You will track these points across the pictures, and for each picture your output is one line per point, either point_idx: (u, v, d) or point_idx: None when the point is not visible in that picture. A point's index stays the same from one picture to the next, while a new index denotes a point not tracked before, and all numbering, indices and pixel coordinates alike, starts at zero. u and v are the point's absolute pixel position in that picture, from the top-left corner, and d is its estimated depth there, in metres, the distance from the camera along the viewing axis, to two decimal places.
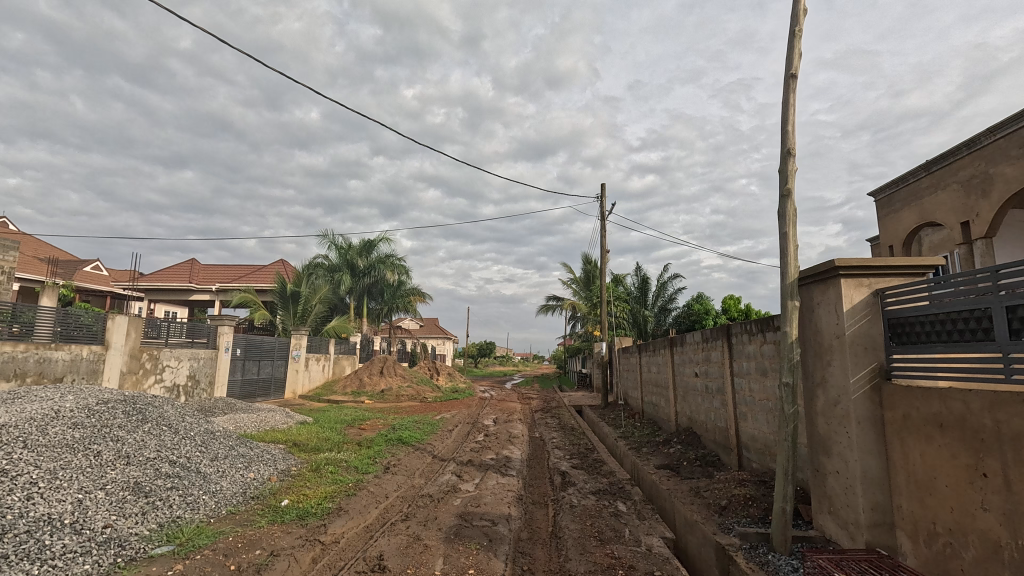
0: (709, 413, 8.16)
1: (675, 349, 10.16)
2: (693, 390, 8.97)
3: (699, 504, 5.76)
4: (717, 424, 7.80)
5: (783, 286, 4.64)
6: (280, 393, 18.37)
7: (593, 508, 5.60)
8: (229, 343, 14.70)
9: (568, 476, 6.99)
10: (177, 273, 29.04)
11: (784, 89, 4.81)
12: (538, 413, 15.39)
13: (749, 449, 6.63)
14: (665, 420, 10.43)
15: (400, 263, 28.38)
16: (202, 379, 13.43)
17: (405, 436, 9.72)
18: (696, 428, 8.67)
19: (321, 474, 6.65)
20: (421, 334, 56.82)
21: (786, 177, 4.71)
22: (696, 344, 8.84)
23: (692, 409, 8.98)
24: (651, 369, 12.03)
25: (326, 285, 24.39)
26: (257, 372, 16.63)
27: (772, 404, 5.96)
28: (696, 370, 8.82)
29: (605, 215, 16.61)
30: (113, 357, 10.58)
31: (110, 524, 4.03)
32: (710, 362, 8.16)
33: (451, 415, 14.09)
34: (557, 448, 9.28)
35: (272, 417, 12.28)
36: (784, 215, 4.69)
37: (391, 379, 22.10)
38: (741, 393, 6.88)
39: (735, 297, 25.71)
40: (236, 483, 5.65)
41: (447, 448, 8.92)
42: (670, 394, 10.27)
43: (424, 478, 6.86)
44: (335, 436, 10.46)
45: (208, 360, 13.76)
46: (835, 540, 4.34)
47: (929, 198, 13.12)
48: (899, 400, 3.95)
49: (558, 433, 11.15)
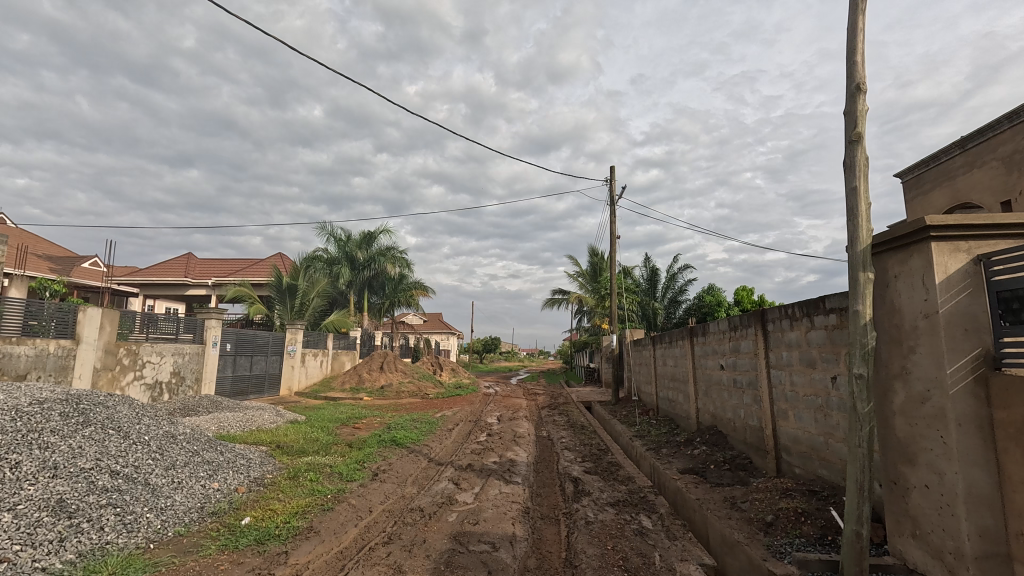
0: (737, 410, 7.28)
1: (695, 340, 9.26)
2: (718, 384, 8.08)
3: (738, 519, 4.88)
4: (747, 423, 6.92)
5: (853, 254, 3.73)
6: (275, 390, 17.65)
7: (612, 527, 4.72)
8: (217, 337, 13.93)
9: (581, 484, 6.09)
10: (174, 268, 28.35)
11: (851, 13, 3.90)
12: (545, 409, 14.57)
13: (790, 452, 5.75)
14: (685, 418, 9.53)
15: (401, 256, 27.57)
16: (188, 375, 12.66)
17: (399, 437, 8.85)
18: (722, 426, 7.81)
19: (298, 484, 5.80)
20: (424, 330, 56.06)
21: (856, 118, 3.78)
22: (720, 334, 7.97)
23: (717, 405, 8.10)
24: (667, 362, 11.14)
25: (324, 279, 23.63)
26: (250, 368, 15.89)
27: (822, 402, 5.10)
28: (721, 362, 7.94)
29: (615, 200, 15.68)
30: (85, 352, 9.78)
31: (7, 559, 3.21)
32: (738, 352, 7.29)
33: (452, 413, 13.30)
34: (567, 449, 8.38)
35: (262, 416, 11.46)
36: (852, 166, 3.77)
37: (392, 374, 21.34)
38: (779, 388, 5.99)
39: (747, 288, 24.72)
40: (192, 498, 4.80)
41: (444, 450, 8.03)
42: (689, 389, 9.39)
43: (417, 488, 5.98)
44: (325, 436, 9.63)
45: (195, 356, 12.99)
46: (922, 572, 3.46)
47: (964, 178, 12.10)
48: (1017, 396, 3.02)
49: (567, 432, 10.28)
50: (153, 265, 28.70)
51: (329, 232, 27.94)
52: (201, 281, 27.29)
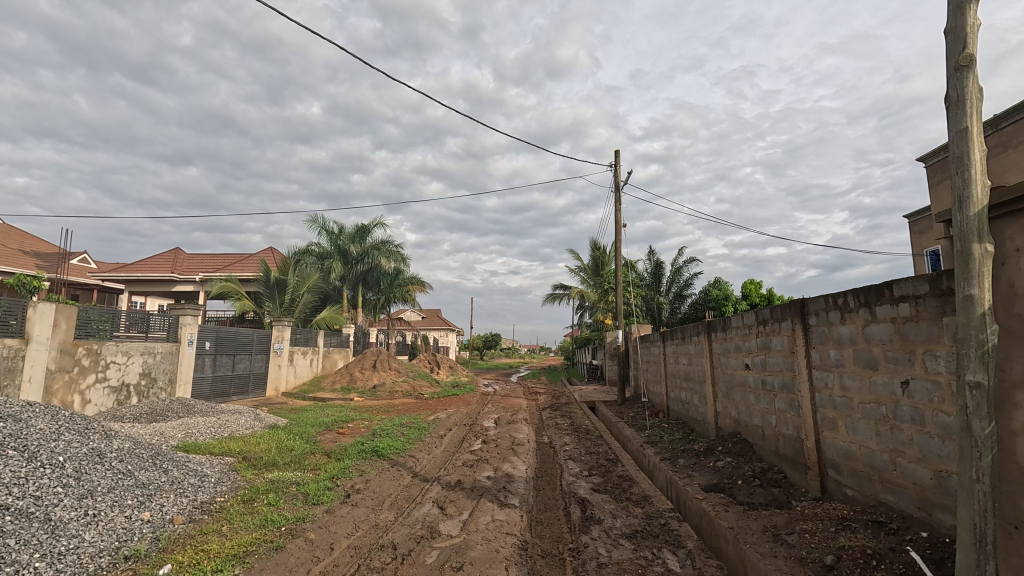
0: (767, 416, 6.34)
1: (713, 336, 8.31)
2: (742, 386, 7.14)
3: (786, 558, 3.92)
4: (781, 432, 6.00)
5: (963, 220, 2.74)
6: (261, 391, 16.75)
7: (630, 571, 3.77)
8: (193, 335, 13.00)
9: (588, 508, 5.14)
10: (161, 263, 27.35)
11: None
12: (546, 410, 13.67)
13: (839, 470, 4.84)
14: (702, 423, 8.58)
15: (397, 249, 26.54)
16: (160, 377, 11.73)
17: (383, 446, 7.87)
18: (748, 434, 6.88)
19: (250, 512, 4.83)
20: (423, 326, 54.98)
21: (965, 38, 2.80)
22: (744, 328, 7.03)
23: (740, 410, 7.17)
24: (679, 360, 10.21)
25: (316, 274, 22.70)
26: (232, 368, 14.98)
27: (888, 412, 4.17)
28: (746, 361, 6.99)
29: (620, 186, 14.62)
30: (35, 353, 8.83)
31: None
32: (767, 350, 6.34)
33: (446, 415, 12.32)
34: (571, 460, 7.42)
35: (239, 420, 10.53)
36: (960, 102, 2.79)
37: (385, 373, 20.42)
38: (824, 392, 5.04)
39: (756, 281, 23.69)
40: (106, 536, 3.85)
41: (432, 462, 7.07)
42: (707, 390, 8.45)
43: (395, 515, 5.03)
44: (302, 445, 8.66)
45: (168, 355, 12.05)
46: None
47: (997, 159, 11.08)
48: None
49: (570, 438, 9.30)
50: (140, 260, 27.72)
51: (320, 225, 26.99)
52: (189, 277, 26.32)
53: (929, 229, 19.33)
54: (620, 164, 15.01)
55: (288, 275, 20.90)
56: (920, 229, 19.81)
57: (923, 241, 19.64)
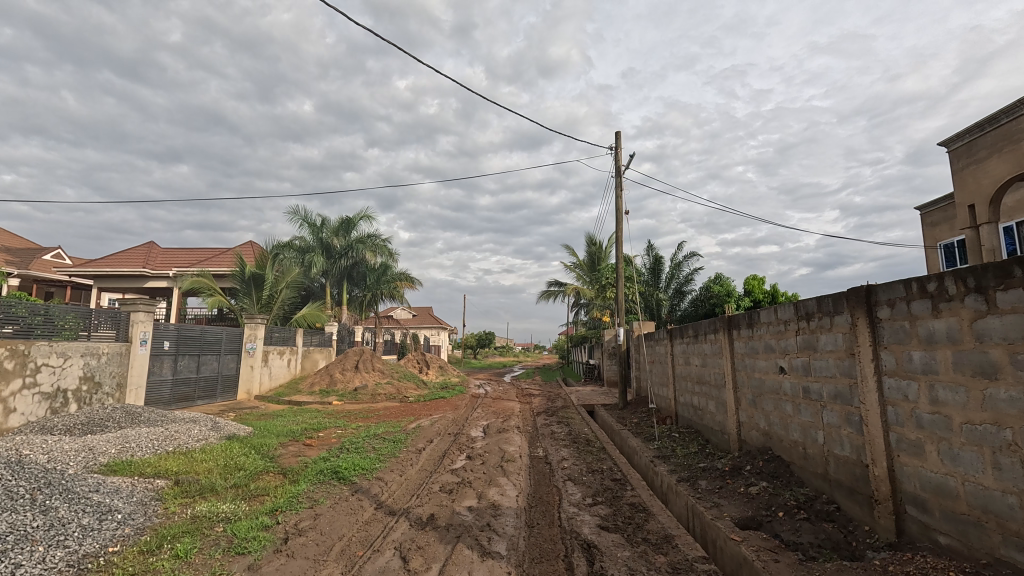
0: (811, 432, 5.22)
1: (735, 334, 7.17)
2: (775, 394, 5.98)
3: None
4: (831, 452, 4.87)
5: None
6: (231, 394, 15.43)
7: None
8: (147, 333, 11.69)
9: (597, 561, 3.94)
10: (133, 257, 25.87)
11: None
12: (541, 416, 12.51)
13: (926, 509, 3.69)
14: (721, 434, 7.46)
15: (383, 243, 25.23)
16: (106, 381, 10.42)
17: (346, 466, 6.58)
18: (784, 450, 5.74)
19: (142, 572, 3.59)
20: (413, 324, 53.60)
21: None
22: (778, 324, 5.87)
23: (772, 421, 6.03)
24: (690, 362, 9.04)
25: (296, 268, 21.37)
26: (196, 370, 13.70)
27: (1015, 437, 3.03)
28: (781, 364, 5.84)
29: (621, 170, 13.38)
30: None
31: None
32: (811, 350, 5.18)
33: (429, 422, 11.12)
34: (571, 482, 6.22)
35: (193, 431, 9.23)
36: None
37: (368, 375, 19.04)
38: (902, 406, 3.89)
39: (758, 277, 22.62)
40: None
41: (404, 486, 5.85)
42: (726, 398, 7.31)
43: (342, 570, 3.80)
44: (255, 462, 7.39)
45: (116, 357, 10.74)
46: None
47: None
48: None
49: (569, 451, 8.08)
50: (112, 254, 26.25)
51: (302, 217, 25.59)
52: (164, 273, 24.85)
53: (943, 220, 18.39)
54: (622, 147, 13.77)
55: (265, 270, 19.55)
56: (933, 221, 18.86)
57: (936, 233, 18.73)
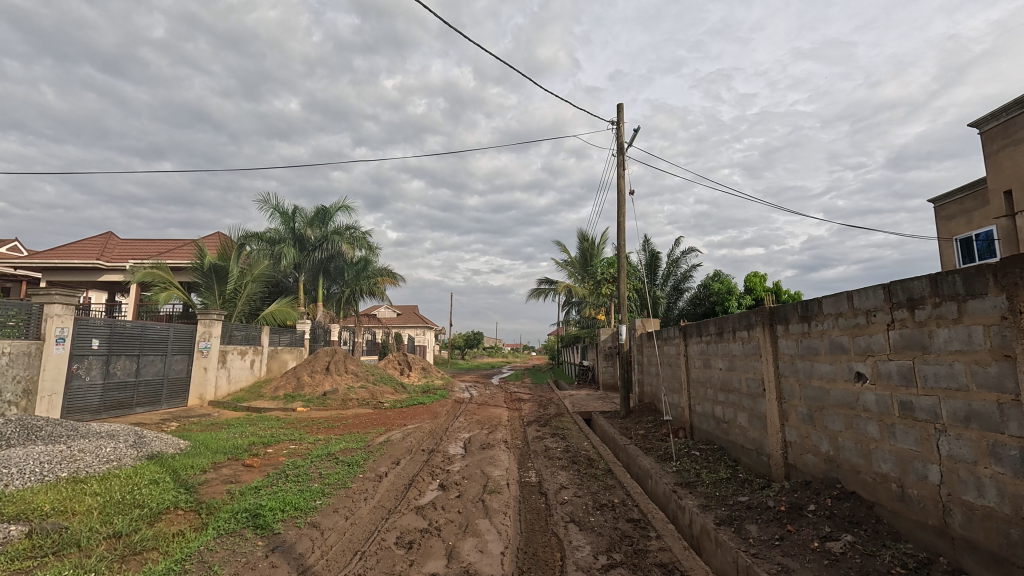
0: (915, 464, 3.71)
1: (780, 331, 5.67)
2: (847, 409, 4.49)
3: None
4: (956, 496, 3.36)
5: None
6: (179, 400, 13.64)
7: None
8: (65, 330, 9.90)
9: None
10: (87, 248, 23.82)
11: None
12: (533, 427, 10.94)
13: None
14: (758, 456, 5.98)
15: (361, 235, 23.45)
16: (7, 388, 8.63)
17: (275, 503, 4.93)
18: (864, 487, 4.25)
19: None
20: (398, 323, 51.69)
21: None
22: (854, 317, 4.38)
23: (842, 445, 4.54)
24: (710, 365, 7.53)
25: (265, 261, 19.53)
26: (134, 373, 11.93)
27: None
28: (861, 369, 4.32)
29: (622, 146, 11.80)
30: None
31: None
32: (918, 352, 3.67)
33: (400, 435, 9.48)
34: (575, 527, 4.65)
35: (103, 449, 7.46)
36: None
37: (340, 377, 17.27)
38: None
39: (760, 274, 21.28)
40: None
41: (343, 539, 4.21)
42: (767, 408, 5.80)
43: None
44: (164, 494, 5.70)
45: (21, 358, 8.95)
46: None
47: None
48: None
49: (568, 476, 6.52)
50: (65, 245, 24.18)
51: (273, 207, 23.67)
52: (121, 265, 22.82)
53: (960, 214, 17.10)
54: (624, 123, 12.21)
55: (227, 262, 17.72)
56: (948, 215, 17.58)
57: (952, 227, 17.47)
